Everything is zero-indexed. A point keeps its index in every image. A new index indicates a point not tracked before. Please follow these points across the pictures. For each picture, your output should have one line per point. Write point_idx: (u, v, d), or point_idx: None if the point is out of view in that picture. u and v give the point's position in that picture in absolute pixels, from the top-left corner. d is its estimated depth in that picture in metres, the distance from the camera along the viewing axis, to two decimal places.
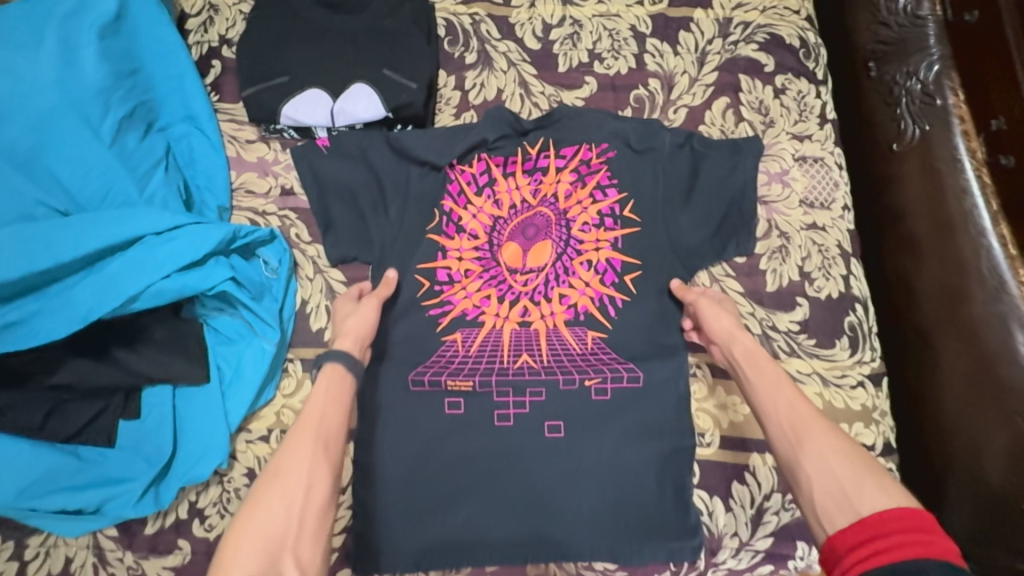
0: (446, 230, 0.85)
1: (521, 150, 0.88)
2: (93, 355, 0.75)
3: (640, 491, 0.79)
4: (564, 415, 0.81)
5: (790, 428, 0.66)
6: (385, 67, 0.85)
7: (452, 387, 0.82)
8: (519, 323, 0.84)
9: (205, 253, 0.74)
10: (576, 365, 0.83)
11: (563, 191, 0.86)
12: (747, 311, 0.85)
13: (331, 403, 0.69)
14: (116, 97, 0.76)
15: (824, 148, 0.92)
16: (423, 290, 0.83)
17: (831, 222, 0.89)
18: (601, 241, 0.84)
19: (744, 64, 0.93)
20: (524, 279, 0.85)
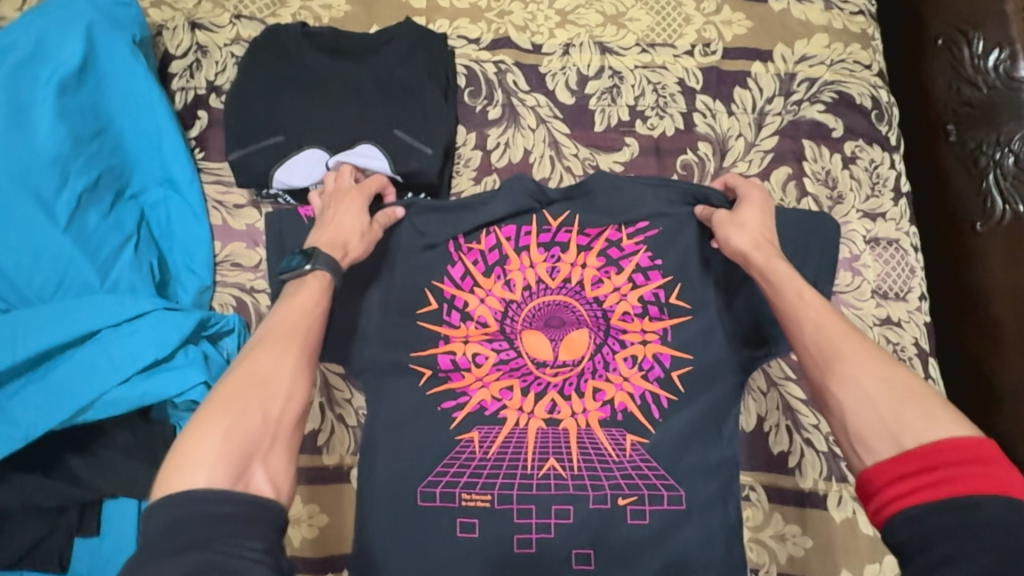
0: (446, 317, 0.73)
1: (537, 220, 0.76)
2: (43, 467, 0.64)
3: None
4: (597, 541, 0.69)
5: (818, 350, 0.57)
6: (396, 127, 0.74)
7: (467, 503, 0.70)
8: (546, 420, 0.72)
9: (172, 348, 0.62)
10: (611, 475, 0.71)
11: (589, 278, 0.74)
12: (811, 424, 0.73)
13: (313, 311, 0.59)
14: (77, 164, 0.65)
15: (900, 228, 0.79)
16: (425, 379, 0.72)
17: (908, 316, 0.77)
18: (647, 333, 0.72)
19: (809, 127, 0.81)
20: (556, 371, 0.72)
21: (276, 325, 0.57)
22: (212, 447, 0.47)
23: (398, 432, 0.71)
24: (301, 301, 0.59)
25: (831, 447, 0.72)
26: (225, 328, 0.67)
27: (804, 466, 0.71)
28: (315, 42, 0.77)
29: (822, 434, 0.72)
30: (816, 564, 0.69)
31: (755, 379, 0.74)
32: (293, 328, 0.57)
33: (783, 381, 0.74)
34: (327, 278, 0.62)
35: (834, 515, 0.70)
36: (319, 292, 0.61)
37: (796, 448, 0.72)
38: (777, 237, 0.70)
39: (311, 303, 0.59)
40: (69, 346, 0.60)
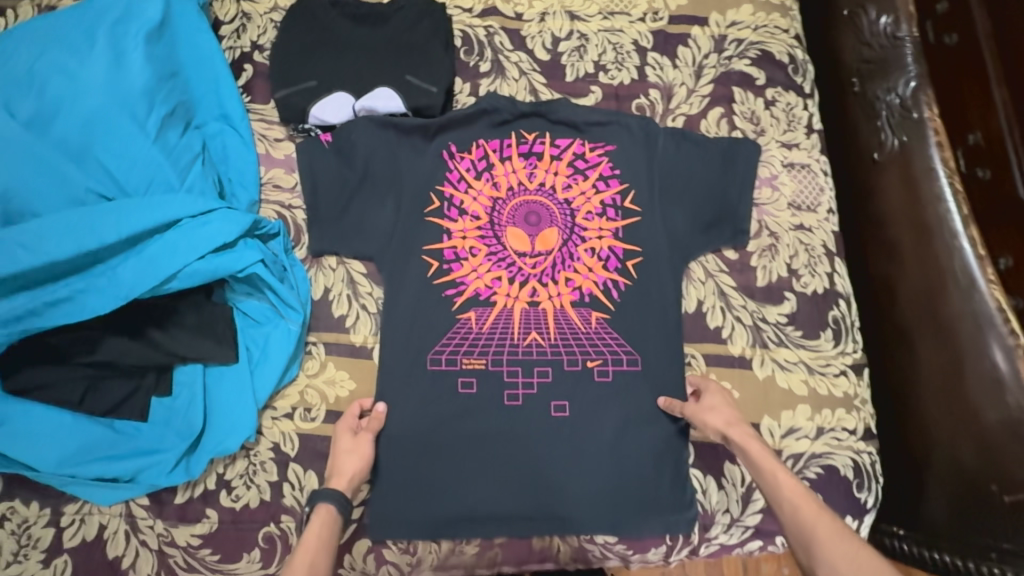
0: (447, 213, 0.91)
1: (516, 135, 0.95)
2: (128, 334, 0.80)
3: (641, 472, 0.86)
4: (571, 395, 0.87)
5: (795, 524, 0.71)
6: (407, 74, 0.92)
7: (467, 366, 0.87)
8: (528, 303, 0.90)
9: (236, 236, 0.79)
10: (582, 346, 0.88)
11: (560, 183, 0.93)
12: (740, 304, 0.91)
13: (324, 545, 0.70)
14: (160, 96, 0.82)
15: (811, 156, 0.99)
16: (433, 270, 0.89)
17: (817, 223, 0.96)
18: (604, 230, 0.92)
19: (738, 78, 1.00)
20: (533, 262, 0.91)
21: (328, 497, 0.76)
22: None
23: (408, 313, 0.88)
24: (309, 545, 0.70)
25: (755, 321, 0.91)
26: (263, 234, 0.85)
27: (733, 336, 0.90)
28: (339, 9, 0.95)
29: (748, 312, 0.91)
30: (744, 411, 0.88)
31: (695, 268, 0.93)
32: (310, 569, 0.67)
33: (717, 273, 0.93)
34: (329, 509, 0.74)
35: (758, 373, 0.89)
36: (327, 524, 0.73)
37: (728, 323, 0.91)
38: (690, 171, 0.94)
39: (325, 537, 0.71)
40: (157, 232, 0.76)
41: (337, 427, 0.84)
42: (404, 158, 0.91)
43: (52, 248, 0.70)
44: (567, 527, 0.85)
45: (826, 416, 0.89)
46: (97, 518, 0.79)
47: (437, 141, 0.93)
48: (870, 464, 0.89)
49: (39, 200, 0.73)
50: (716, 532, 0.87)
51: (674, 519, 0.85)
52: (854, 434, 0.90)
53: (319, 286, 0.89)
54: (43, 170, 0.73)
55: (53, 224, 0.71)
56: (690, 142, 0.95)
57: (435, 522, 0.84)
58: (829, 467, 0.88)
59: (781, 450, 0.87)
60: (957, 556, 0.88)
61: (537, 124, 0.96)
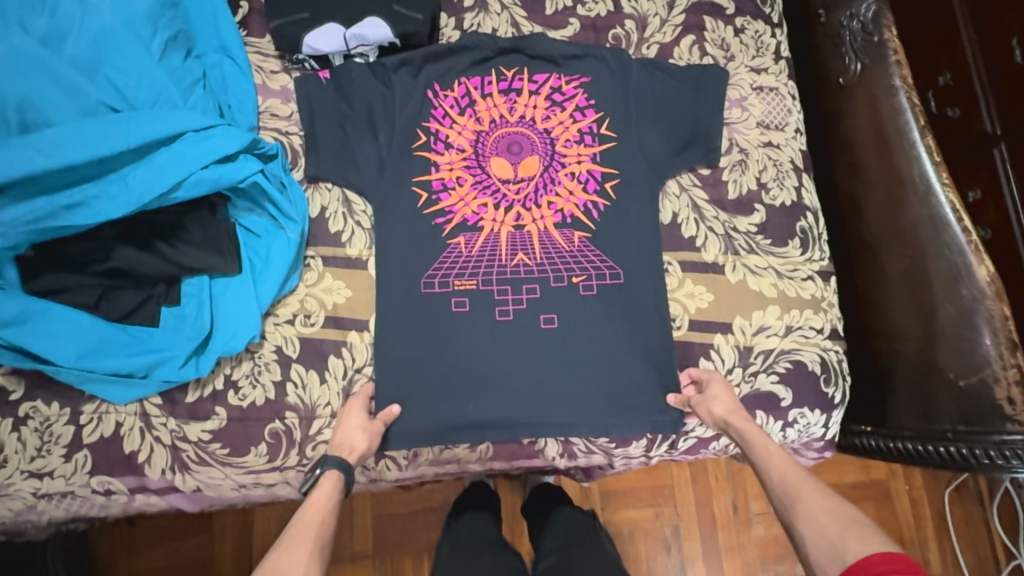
0: (434, 147, 0.95)
1: (496, 72, 0.99)
2: (139, 245, 0.85)
3: (627, 377, 0.90)
4: (559, 307, 0.91)
5: (783, 490, 0.75)
6: (395, 4, 0.96)
7: (458, 287, 0.91)
8: (513, 227, 0.93)
9: (236, 150, 0.85)
10: (567, 264, 0.92)
11: (539, 115, 0.97)
12: (712, 215, 0.97)
13: (329, 512, 0.76)
14: (163, 22, 0.87)
15: (779, 80, 1.05)
16: (422, 200, 0.93)
17: (785, 141, 1.02)
18: (582, 155, 0.96)
19: (709, 8, 1.06)
20: (517, 187, 0.95)
21: (322, 487, 0.78)
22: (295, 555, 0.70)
23: (398, 227, 0.92)
24: (318, 508, 0.76)
25: (727, 230, 0.96)
26: (261, 155, 0.90)
27: (707, 245, 0.96)
28: None
29: (720, 221, 0.97)
30: (717, 313, 0.93)
31: (670, 185, 0.98)
32: (318, 528, 0.74)
33: (690, 187, 0.98)
34: (337, 476, 0.79)
35: (730, 278, 0.95)
36: (336, 488, 0.79)
37: (702, 233, 0.96)
38: (663, 96, 0.99)
39: (330, 503, 0.77)
40: (164, 144, 0.82)
41: (335, 330, 0.90)
42: (393, 90, 0.96)
43: (68, 153, 0.76)
44: (563, 434, 0.89)
45: (794, 316, 0.94)
46: (113, 417, 0.85)
47: (422, 77, 0.97)
48: (836, 360, 0.95)
49: (53, 110, 0.78)
50: (693, 425, 0.93)
51: (662, 421, 0.90)
52: (821, 333, 0.96)
53: (316, 205, 0.95)
54: (57, 83, 0.79)
55: (68, 132, 0.77)
56: (662, 73, 1.00)
57: (440, 433, 0.88)
58: (798, 362, 0.93)
59: (753, 347, 0.93)
60: (918, 441, 0.94)
61: (515, 60, 1.00)
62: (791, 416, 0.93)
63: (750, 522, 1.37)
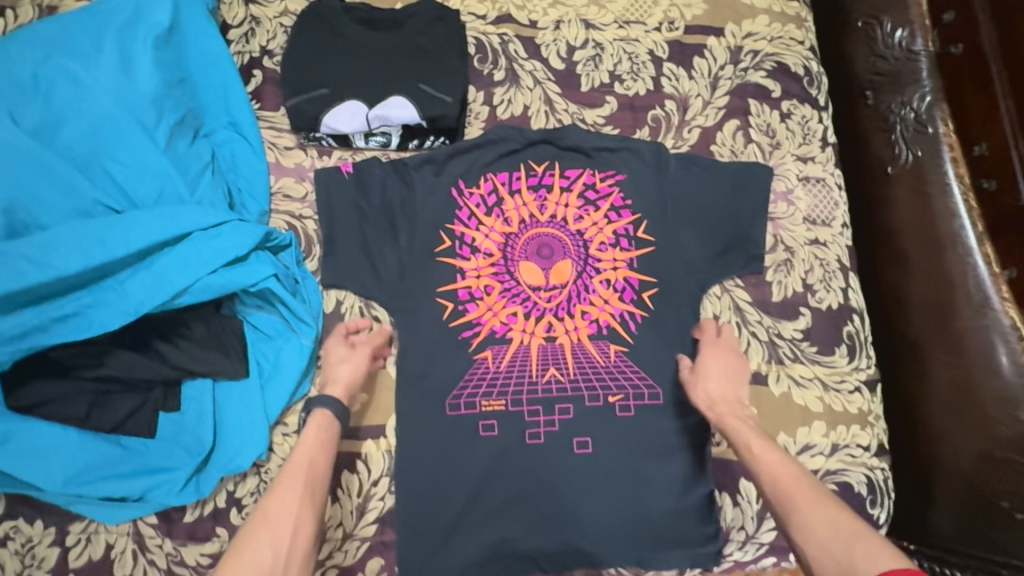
0: (459, 252, 0.90)
1: (525, 167, 0.94)
2: (137, 348, 0.78)
3: (663, 498, 0.84)
4: (591, 431, 0.85)
5: (773, 493, 0.73)
6: (420, 82, 0.89)
7: (486, 408, 0.85)
8: (545, 338, 0.88)
9: (248, 250, 0.77)
10: (600, 378, 0.88)
11: (571, 215, 0.93)
12: (755, 320, 0.91)
13: (322, 448, 0.76)
14: (169, 103, 0.79)
15: (826, 169, 0.99)
16: (448, 312, 0.88)
17: (832, 238, 0.96)
18: (618, 261, 0.91)
19: (754, 89, 1.00)
20: (548, 295, 0.90)
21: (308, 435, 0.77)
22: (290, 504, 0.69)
23: (421, 332, 0.87)
24: (307, 445, 0.75)
25: (771, 337, 0.90)
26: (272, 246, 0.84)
27: (749, 352, 0.90)
28: (350, 13, 0.93)
29: (764, 327, 0.91)
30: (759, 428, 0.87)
31: (712, 288, 0.92)
32: (308, 470, 0.73)
33: (733, 288, 0.92)
34: (326, 412, 0.79)
35: (774, 390, 0.88)
36: (324, 426, 0.78)
37: (744, 338, 0.90)
38: (700, 193, 0.94)
39: (323, 438, 0.76)
40: (167, 245, 0.74)
41: (348, 443, 0.84)
42: (415, 189, 0.91)
43: (61, 262, 0.68)
44: (594, 561, 0.83)
45: (841, 433, 0.88)
46: (103, 537, 0.77)
47: (446, 172, 0.92)
48: (883, 480, 0.89)
49: (44, 210, 0.70)
50: (730, 549, 0.85)
51: (700, 551, 0.83)
52: (866, 450, 0.90)
53: (330, 299, 0.88)
54: (48, 181, 0.71)
55: (60, 237, 0.69)
56: (699, 166, 0.95)
57: (464, 564, 0.81)
58: (843, 484, 0.87)
59: None
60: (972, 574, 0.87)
61: (545, 152, 0.95)
62: None
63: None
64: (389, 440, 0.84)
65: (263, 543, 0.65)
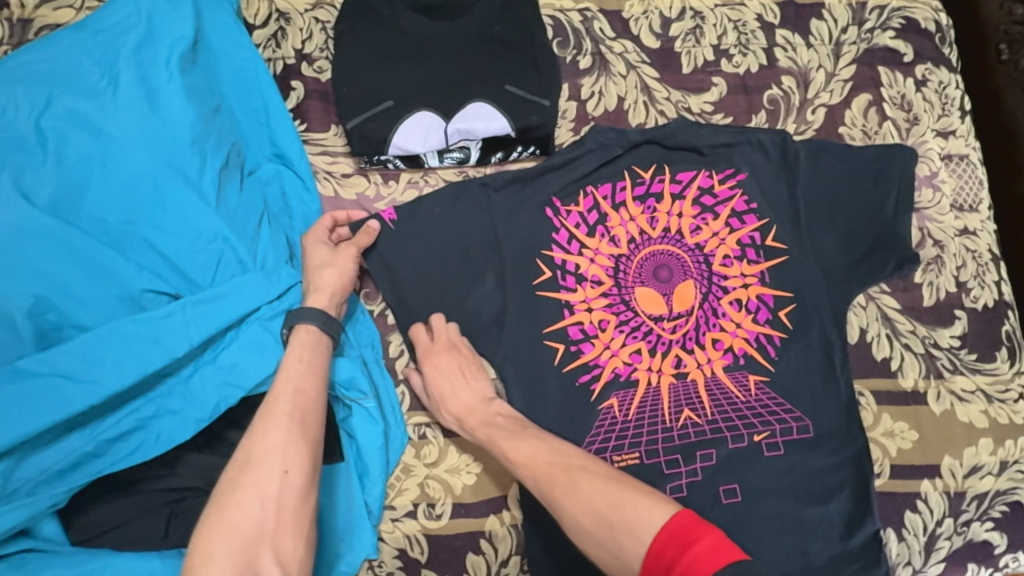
0: (563, 283, 0.76)
1: (629, 174, 0.79)
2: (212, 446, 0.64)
3: (827, 548, 0.74)
4: (741, 479, 0.74)
5: (534, 484, 0.64)
6: (507, 83, 0.75)
7: (619, 463, 0.74)
8: (675, 375, 0.76)
9: None
10: (742, 415, 0.76)
11: (687, 226, 0.79)
12: (907, 330, 0.80)
13: (311, 371, 0.58)
14: (209, 143, 0.64)
15: (969, 144, 0.85)
16: (560, 355, 0.75)
17: (981, 225, 0.83)
18: (748, 277, 0.78)
19: (882, 54, 0.85)
20: (672, 325, 0.77)
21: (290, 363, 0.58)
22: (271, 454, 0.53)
23: (533, 385, 0.74)
24: (291, 371, 0.57)
25: (927, 349, 0.79)
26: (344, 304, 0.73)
27: (904, 368, 0.79)
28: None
29: (918, 337, 0.80)
30: (922, 453, 0.78)
31: (856, 298, 0.80)
32: (294, 400, 0.55)
33: (879, 295, 0.81)
34: (315, 330, 0.60)
35: (934, 408, 0.78)
36: (312, 346, 0.59)
37: (897, 352, 0.79)
38: (834, 189, 0.80)
39: (310, 361, 0.58)
40: (232, 328, 0.61)
41: (467, 522, 0.72)
42: (502, 212, 0.76)
43: (110, 375, 0.55)
44: None
45: (1009, 448, 0.79)
46: None
47: (540, 188, 0.77)
48: None
49: (83, 307, 0.58)
50: None
51: None
52: None
53: None
54: (82, 268, 0.58)
55: (108, 341, 0.56)
56: (828, 155, 0.81)
57: None
58: (1014, 504, 0.78)
59: (965, 492, 0.78)
60: None
61: (650, 154, 0.80)
62: (1003, 564, 0.78)
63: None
64: (513, 512, 0.72)
65: (249, 494, 0.51)
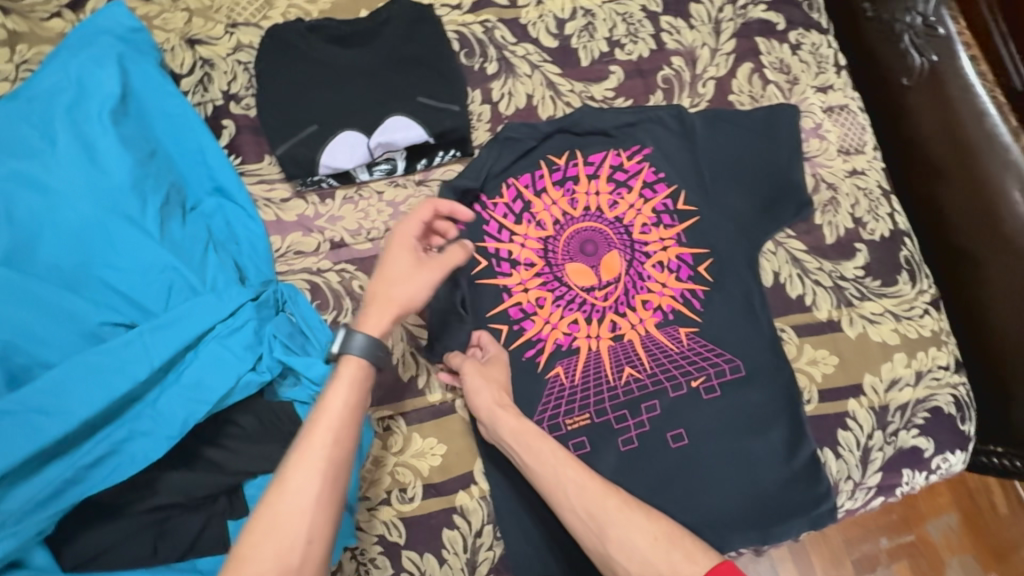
0: (498, 269, 0.83)
1: (545, 163, 0.87)
2: (188, 463, 0.69)
3: (773, 474, 0.81)
4: (684, 423, 0.81)
5: (587, 514, 0.65)
6: (420, 95, 0.81)
7: (572, 426, 0.80)
8: (612, 338, 0.83)
9: (268, 334, 0.70)
10: (679, 365, 0.83)
11: (605, 202, 0.86)
12: (815, 267, 0.88)
13: (352, 420, 0.59)
14: (149, 185, 0.69)
15: (847, 95, 0.94)
16: (505, 335, 0.82)
17: (868, 164, 0.92)
18: (665, 240, 0.86)
19: (758, 26, 0.94)
20: (604, 293, 0.84)
21: (326, 410, 0.59)
22: (294, 517, 0.54)
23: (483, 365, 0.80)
24: (331, 415, 0.58)
25: (835, 281, 0.88)
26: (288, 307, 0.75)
27: (817, 301, 0.87)
28: (317, 32, 0.83)
29: (826, 273, 0.88)
30: (844, 376, 0.86)
31: (765, 246, 0.88)
32: (330, 455, 0.57)
33: (786, 240, 0.89)
34: (361, 368, 0.62)
35: (849, 333, 0.86)
36: (355, 391, 0.61)
37: (809, 289, 0.87)
38: (733, 150, 0.88)
39: (353, 406, 0.60)
40: (189, 348, 0.66)
41: (439, 500, 0.77)
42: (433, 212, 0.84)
43: (80, 404, 0.60)
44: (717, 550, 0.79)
45: (921, 359, 0.87)
46: None
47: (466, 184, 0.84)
48: (967, 394, 0.88)
49: (47, 347, 0.62)
50: (842, 500, 0.84)
51: (817, 514, 0.81)
52: (948, 369, 0.88)
53: None
54: (41, 313, 0.63)
55: (74, 374, 0.61)
56: (724, 121, 0.89)
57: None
58: (934, 409, 0.87)
59: (888, 405, 0.86)
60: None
61: (562, 143, 0.88)
62: (934, 465, 0.86)
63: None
64: (481, 485, 0.78)
65: (269, 563, 0.52)
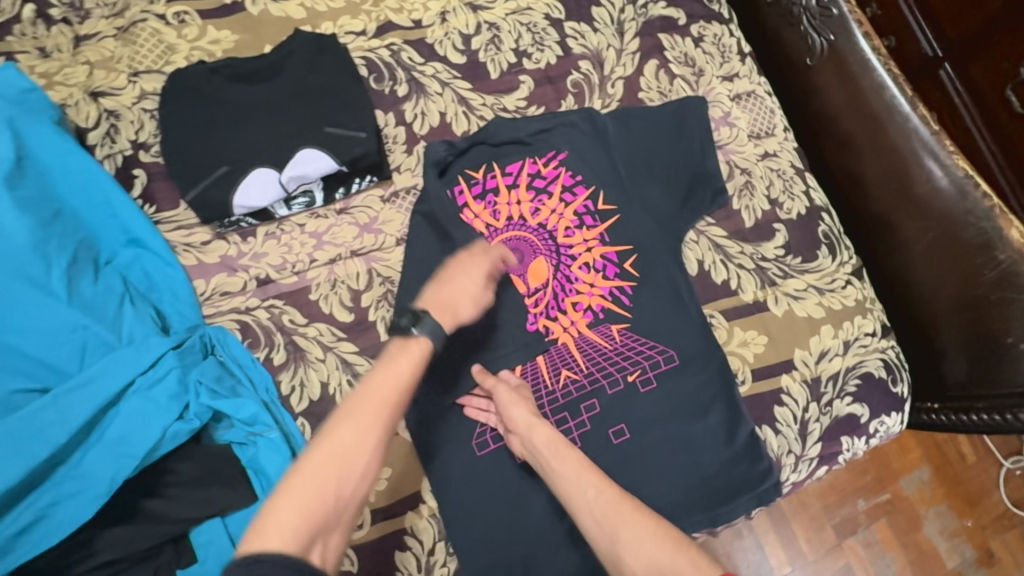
0: None
1: (464, 178, 0.87)
2: (125, 519, 0.68)
3: (715, 456, 0.83)
4: (624, 418, 0.82)
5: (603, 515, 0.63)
6: (327, 126, 0.82)
7: None
8: (546, 343, 0.85)
9: (194, 381, 0.71)
10: (613, 362, 0.84)
11: (527, 210, 0.88)
12: (737, 252, 0.91)
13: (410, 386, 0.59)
14: (54, 246, 0.69)
15: (752, 82, 0.98)
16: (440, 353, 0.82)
17: (779, 146, 0.96)
18: (589, 240, 0.87)
19: (659, 23, 0.97)
20: (534, 299, 0.85)
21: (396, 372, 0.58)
22: (351, 449, 0.52)
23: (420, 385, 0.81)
24: (401, 375, 0.58)
25: (757, 263, 0.91)
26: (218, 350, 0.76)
27: (742, 285, 0.90)
28: (219, 73, 0.83)
29: (747, 256, 0.91)
30: (776, 353, 0.88)
31: (687, 236, 0.91)
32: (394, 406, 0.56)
33: (706, 228, 0.92)
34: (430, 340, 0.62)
35: (776, 311, 0.90)
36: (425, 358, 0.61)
37: (732, 273, 0.90)
38: (647, 146, 0.90)
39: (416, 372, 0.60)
40: (112, 405, 0.67)
41: (389, 523, 0.78)
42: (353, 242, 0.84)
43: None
44: None
45: (848, 328, 0.90)
46: None
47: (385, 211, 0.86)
48: (896, 356, 0.92)
49: None
50: (786, 474, 0.86)
51: (762, 490, 0.83)
52: (874, 335, 0.92)
53: (314, 383, 0.78)
54: None
55: None
56: (635, 118, 0.91)
57: None
58: (865, 375, 0.89)
59: (820, 376, 0.88)
60: (993, 411, 0.85)
61: (479, 156, 0.89)
62: (872, 429, 0.89)
63: (924, 531, 1.13)
64: (430, 503, 0.79)
65: (317, 489, 0.50)
